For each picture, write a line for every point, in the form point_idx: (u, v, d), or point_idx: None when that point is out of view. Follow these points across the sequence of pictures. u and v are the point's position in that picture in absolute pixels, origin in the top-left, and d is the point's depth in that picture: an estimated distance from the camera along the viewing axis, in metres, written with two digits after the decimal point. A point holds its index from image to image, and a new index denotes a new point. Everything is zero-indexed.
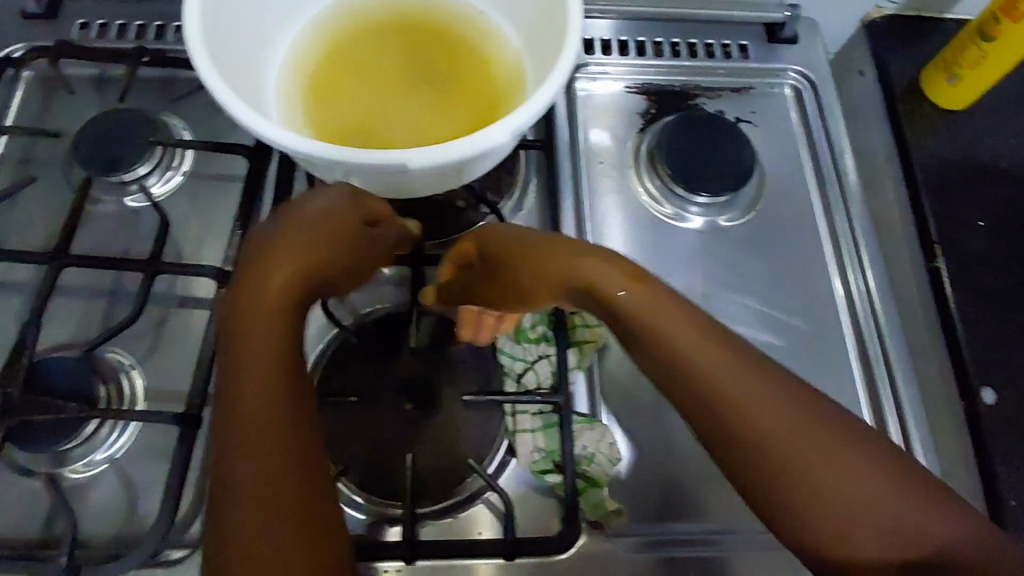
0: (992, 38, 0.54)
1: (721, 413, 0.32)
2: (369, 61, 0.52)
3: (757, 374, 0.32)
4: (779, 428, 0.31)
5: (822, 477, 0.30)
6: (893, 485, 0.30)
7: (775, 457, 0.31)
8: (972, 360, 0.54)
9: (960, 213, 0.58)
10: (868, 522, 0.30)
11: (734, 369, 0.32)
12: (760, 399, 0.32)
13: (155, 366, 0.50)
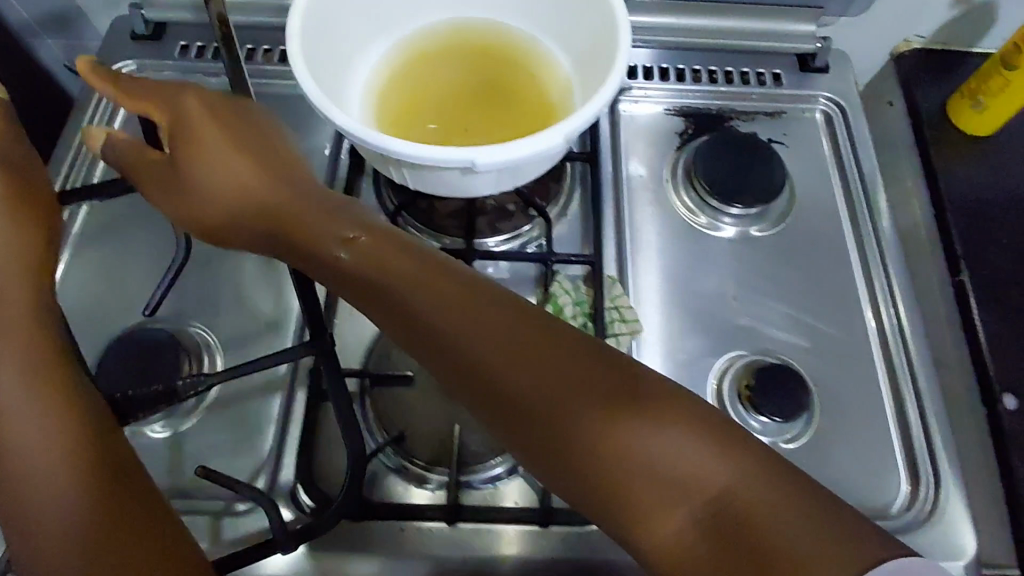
0: (1016, 66, 0.58)
1: (478, 369, 0.35)
2: (439, 78, 0.58)
3: (522, 325, 0.35)
4: (526, 382, 0.33)
5: (609, 444, 0.31)
6: (692, 459, 0.30)
7: (561, 430, 0.32)
8: (996, 371, 0.55)
9: (985, 230, 0.61)
10: (651, 487, 0.31)
11: (499, 338, 0.35)
12: (527, 364, 0.34)
13: (229, 337, 0.54)
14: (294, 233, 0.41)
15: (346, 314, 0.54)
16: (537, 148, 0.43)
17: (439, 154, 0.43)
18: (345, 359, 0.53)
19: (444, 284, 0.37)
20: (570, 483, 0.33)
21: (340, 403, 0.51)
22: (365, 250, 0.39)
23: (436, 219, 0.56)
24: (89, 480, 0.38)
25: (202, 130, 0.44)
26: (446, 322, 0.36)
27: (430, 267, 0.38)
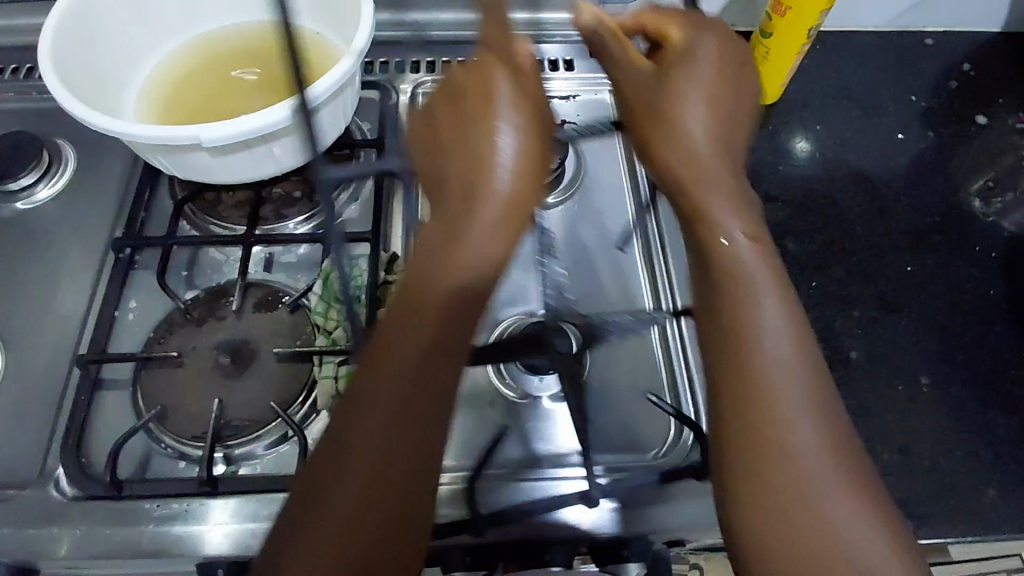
0: (769, 34, 0.62)
1: (739, 279, 0.36)
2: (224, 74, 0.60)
3: (762, 252, 0.37)
4: (772, 301, 0.35)
5: (781, 381, 0.34)
6: (804, 405, 0.34)
7: (746, 356, 0.35)
8: None
9: (763, 188, 0.63)
10: (766, 440, 0.33)
11: (759, 251, 0.37)
12: (773, 290, 0.36)
13: (13, 337, 0.54)
14: (646, 105, 0.40)
15: (127, 305, 0.54)
16: (253, 126, 0.46)
17: (157, 132, 0.45)
18: (123, 347, 0.53)
19: (712, 169, 0.38)
20: (731, 397, 0.35)
21: (116, 390, 0.51)
22: (699, 131, 0.38)
23: (222, 208, 0.58)
24: (449, 362, 0.36)
25: (496, 81, 0.39)
26: (711, 233, 0.37)
27: (694, 171, 0.38)
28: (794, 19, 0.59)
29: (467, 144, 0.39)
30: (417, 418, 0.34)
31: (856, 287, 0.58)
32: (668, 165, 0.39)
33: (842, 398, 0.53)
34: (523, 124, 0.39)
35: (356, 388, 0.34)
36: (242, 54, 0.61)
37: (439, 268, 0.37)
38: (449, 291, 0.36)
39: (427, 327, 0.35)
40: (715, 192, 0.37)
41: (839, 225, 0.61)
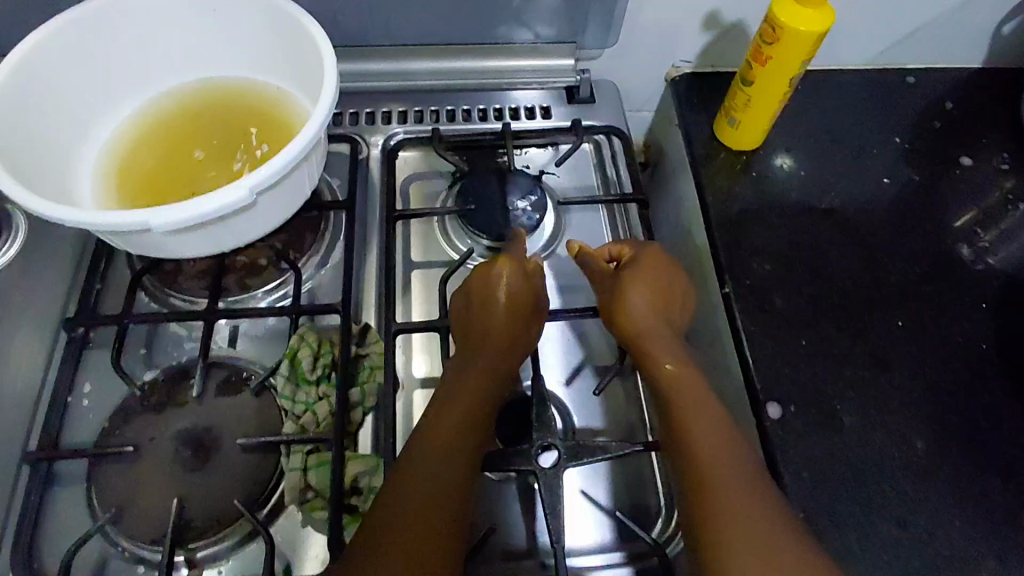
0: (751, 82, 0.59)
1: (679, 408, 0.50)
2: (178, 139, 0.57)
3: (687, 376, 0.52)
4: (704, 414, 0.49)
5: (728, 476, 0.46)
6: (739, 480, 0.46)
7: (699, 454, 0.47)
8: (762, 380, 0.54)
9: (749, 238, 0.61)
10: (721, 519, 0.44)
11: (689, 387, 0.51)
12: (708, 411, 0.50)
13: None
14: (614, 297, 0.56)
15: (82, 389, 0.51)
16: (217, 206, 0.43)
17: (108, 216, 0.41)
18: (76, 437, 0.49)
19: (652, 335, 0.54)
20: (699, 488, 0.45)
21: (69, 486, 0.48)
22: (647, 315, 0.55)
23: (182, 279, 0.54)
24: (469, 457, 0.47)
25: (477, 289, 0.55)
26: (663, 374, 0.52)
27: (649, 337, 0.54)
28: (776, 67, 0.57)
29: (482, 320, 0.53)
30: (453, 501, 0.44)
31: (847, 345, 0.56)
32: (627, 335, 0.55)
33: (838, 468, 0.52)
34: (517, 308, 0.54)
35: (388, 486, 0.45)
36: (195, 118, 0.57)
37: (468, 389, 0.50)
38: (467, 413, 0.49)
39: (468, 438, 0.47)
40: (655, 349, 0.53)
41: (827, 277, 0.60)
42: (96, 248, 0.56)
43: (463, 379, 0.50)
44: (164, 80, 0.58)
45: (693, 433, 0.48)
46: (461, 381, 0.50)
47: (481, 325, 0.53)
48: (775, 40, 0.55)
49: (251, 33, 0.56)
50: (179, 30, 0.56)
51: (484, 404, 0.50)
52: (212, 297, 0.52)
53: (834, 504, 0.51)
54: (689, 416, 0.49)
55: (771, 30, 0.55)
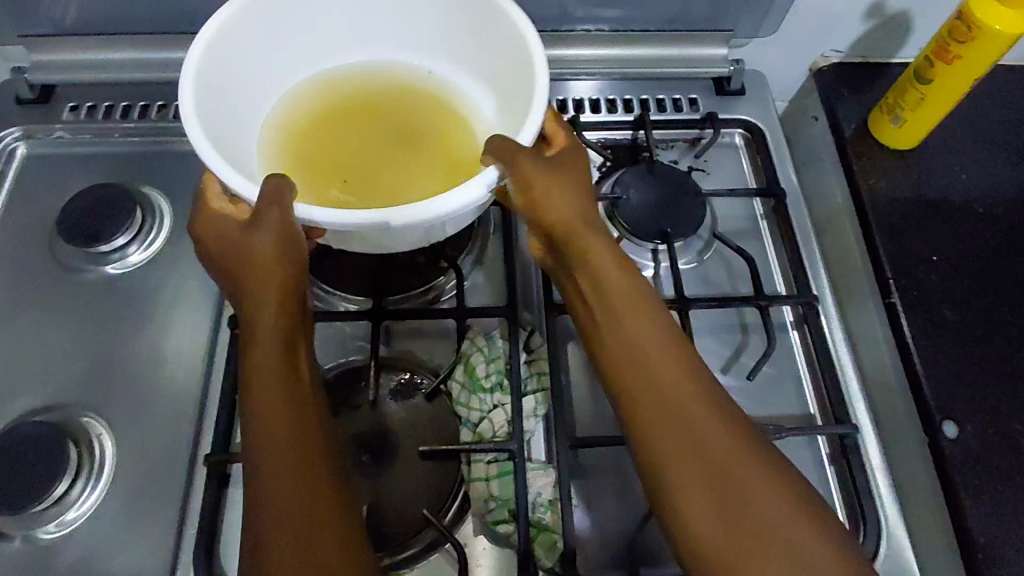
0: (929, 80, 0.57)
1: (657, 394, 0.38)
2: (365, 135, 0.53)
3: (678, 352, 0.39)
4: (692, 405, 0.37)
5: (719, 489, 0.35)
6: (703, 404, 0.37)
7: (692, 461, 0.36)
8: (936, 398, 0.53)
9: (910, 246, 0.59)
10: (738, 513, 0.34)
11: (666, 356, 0.39)
12: (685, 400, 0.37)
13: (126, 425, 0.51)
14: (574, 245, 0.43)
15: None
16: (456, 204, 0.40)
17: (349, 218, 0.39)
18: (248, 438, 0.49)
19: (621, 300, 0.41)
20: (709, 502, 0.35)
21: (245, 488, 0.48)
22: (608, 270, 0.42)
23: (341, 278, 0.53)
24: (301, 438, 0.39)
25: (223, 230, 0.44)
26: (614, 353, 0.40)
27: (628, 294, 0.41)
28: (963, 66, 0.54)
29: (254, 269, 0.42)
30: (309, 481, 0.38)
31: (1022, 363, 0.55)
32: (598, 293, 0.42)
33: (1019, 493, 0.50)
34: (269, 248, 0.42)
35: (267, 460, 0.38)
36: (366, 106, 0.55)
37: (261, 356, 0.40)
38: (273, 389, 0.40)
39: (288, 416, 0.39)
40: (616, 328, 0.40)
41: (996, 291, 0.57)
42: None
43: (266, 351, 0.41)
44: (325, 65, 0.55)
45: (635, 339, 0.39)
46: (266, 358, 0.41)
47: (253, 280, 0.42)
48: (968, 38, 0.53)
49: (432, 12, 0.52)
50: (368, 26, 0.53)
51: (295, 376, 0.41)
52: (378, 295, 0.51)
53: (1018, 529, 0.49)
54: (619, 333, 0.40)
55: (964, 27, 0.52)
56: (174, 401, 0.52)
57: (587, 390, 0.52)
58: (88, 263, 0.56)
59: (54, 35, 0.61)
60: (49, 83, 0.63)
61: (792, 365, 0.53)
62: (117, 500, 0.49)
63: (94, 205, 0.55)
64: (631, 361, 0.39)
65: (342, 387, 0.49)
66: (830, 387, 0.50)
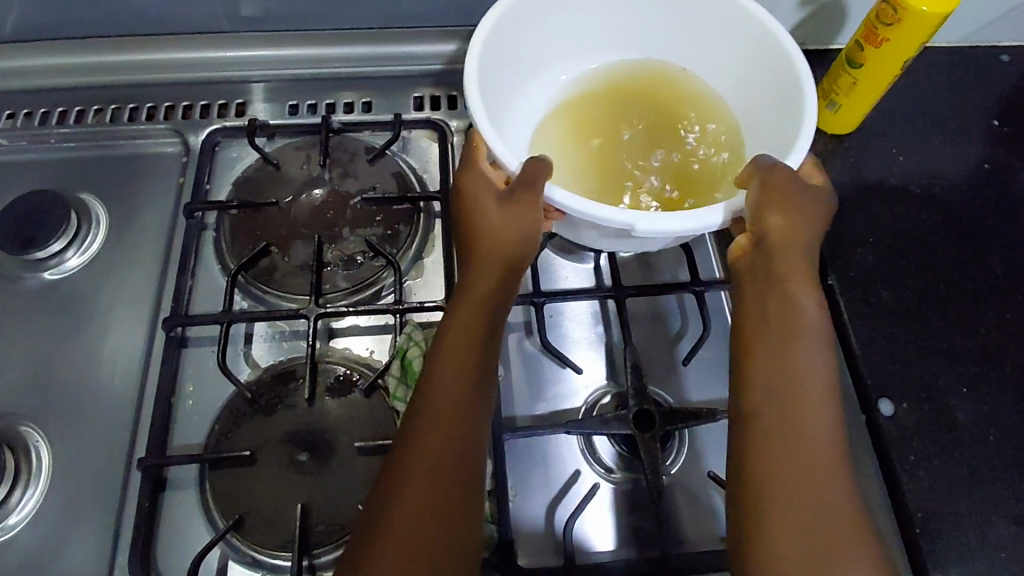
0: (859, 64, 0.57)
1: (796, 433, 0.40)
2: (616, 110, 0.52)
3: (829, 398, 0.41)
4: (828, 448, 0.39)
5: (841, 539, 0.37)
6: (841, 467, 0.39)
7: (822, 501, 0.38)
8: (872, 376, 0.54)
9: (848, 228, 0.60)
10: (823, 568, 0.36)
11: (828, 398, 0.41)
12: (827, 457, 0.39)
13: (63, 431, 0.51)
14: (783, 278, 0.44)
15: (186, 389, 0.50)
16: (695, 223, 0.40)
17: (599, 210, 0.40)
18: (185, 439, 0.49)
19: (780, 336, 0.42)
20: (807, 533, 0.37)
21: (181, 489, 0.48)
22: (810, 311, 0.43)
23: (279, 277, 0.53)
24: (455, 425, 0.41)
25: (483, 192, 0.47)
26: (769, 385, 0.41)
27: (800, 326, 0.43)
28: (891, 49, 0.55)
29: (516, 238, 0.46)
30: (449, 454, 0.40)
31: (956, 339, 0.55)
32: (774, 318, 0.43)
33: (953, 467, 0.51)
34: (522, 214, 0.45)
35: (405, 460, 0.39)
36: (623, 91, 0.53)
37: (457, 339, 0.43)
38: (467, 348, 0.43)
39: (451, 389, 0.42)
40: (802, 356, 0.42)
41: (933, 269, 0.58)
42: (187, 245, 0.55)
43: (450, 349, 0.43)
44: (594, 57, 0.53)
45: (801, 376, 0.41)
46: (450, 351, 0.43)
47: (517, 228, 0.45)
48: (894, 21, 0.53)
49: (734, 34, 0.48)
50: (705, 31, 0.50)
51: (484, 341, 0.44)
52: (315, 293, 0.51)
53: (954, 502, 0.50)
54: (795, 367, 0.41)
55: (890, 10, 0.53)
56: (113, 405, 0.51)
57: (529, 381, 0.52)
58: (24, 269, 0.55)
59: None
60: None
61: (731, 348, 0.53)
62: (54, 507, 0.48)
63: (27, 210, 0.55)
64: (779, 396, 0.41)
65: (278, 383, 0.49)
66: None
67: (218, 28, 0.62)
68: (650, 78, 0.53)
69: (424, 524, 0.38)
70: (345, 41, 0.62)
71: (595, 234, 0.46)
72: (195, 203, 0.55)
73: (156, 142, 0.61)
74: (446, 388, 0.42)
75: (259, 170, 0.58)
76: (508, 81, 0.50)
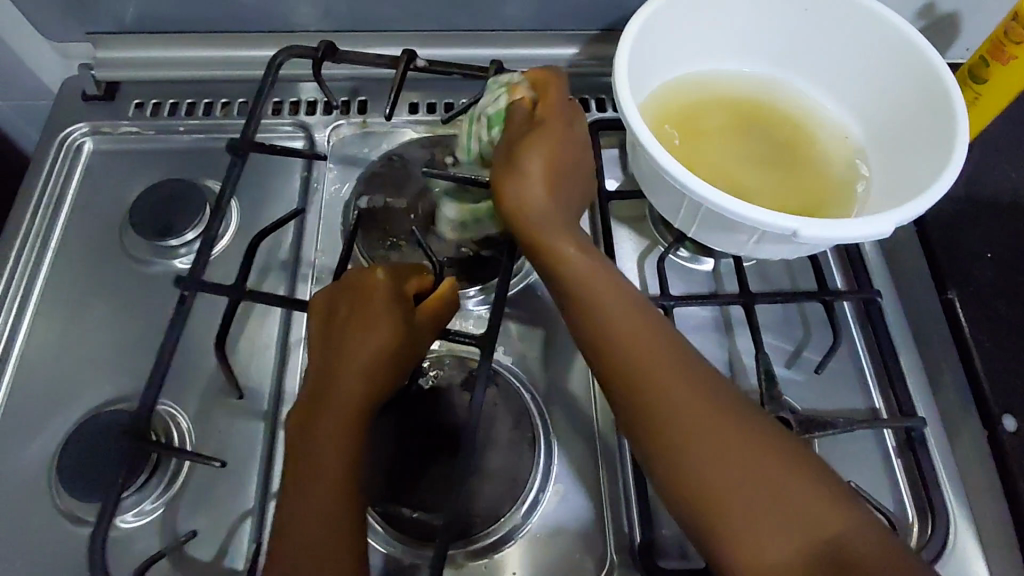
0: (984, 80, 0.58)
1: (677, 438, 0.39)
2: (755, 112, 0.54)
3: (688, 383, 0.40)
4: (705, 430, 0.38)
5: (709, 439, 0.38)
6: (676, 377, 0.40)
7: (718, 490, 0.37)
8: (994, 393, 0.54)
9: (964, 243, 0.60)
10: (702, 477, 0.37)
11: (680, 383, 0.40)
12: (663, 374, 0.40)
13: (201, 416, 0.52)
14: (568, 282, 0.45)
15: None
16: (854, 234, 0.41)
17: (760, 214, 0.42)
18: None
19: (613, 340, 0.42)
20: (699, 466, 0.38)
21: None
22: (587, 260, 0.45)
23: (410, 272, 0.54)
24: (353, 499, 0.41)
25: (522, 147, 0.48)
26: (605, 333, 0.42)
27: (625, 347, 0.42)
28: (1018, 67, 0.55)
29: (343, 354, 0.45)
30: (347, 512, 0.40)
31: None
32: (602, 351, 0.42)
33: None
34: (390, 307, 0.46)
35: (299, 504, 0.40)
36: (767, 103, 0.55)
37: (338, 404, 0.43)
38: (336, 425, 0.42)
39: (332, 450, 0.41)
40: (606, 302, 0.43)
41: None
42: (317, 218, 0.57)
43: (335, 412, 0.43)
44: (734, 58, 0.55)
45: (602, 316, 0.43)
46: (337, 415, 0.43)
47: (351, 341, 0.45)
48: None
49: (898, 78, 0.50)
50: (867, 70, 0.52)
51: (360, 435, 0.43)
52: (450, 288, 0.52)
53: None
54: (603, 312, 0.43)
55: (1021, 29, 0.53)
56: (249, 393, 0.53)
57: None
58: (157, 256, 0.57)
59: (119, 32, 0.63)
60: (113, 80, 0.64)
61: (855, 359, 0.54)
62: (192, 489, 0.49)
63: (166, 201, 0.56)
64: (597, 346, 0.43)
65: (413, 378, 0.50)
66: (895, 380, 0.51)
67: (340, 26, 0.63)
68: (796, 103, 0.55)
69: (339, 554, 0.39)
70: (466, 42, 0.64)
71: (738, 239, 0.47)
72: (245, 141, 0.54)
73: (278, 135, 0.63)
74: (335, 453, 0.41)
75: (383, 165, 0.59)
76: (658, 62, 0.52)
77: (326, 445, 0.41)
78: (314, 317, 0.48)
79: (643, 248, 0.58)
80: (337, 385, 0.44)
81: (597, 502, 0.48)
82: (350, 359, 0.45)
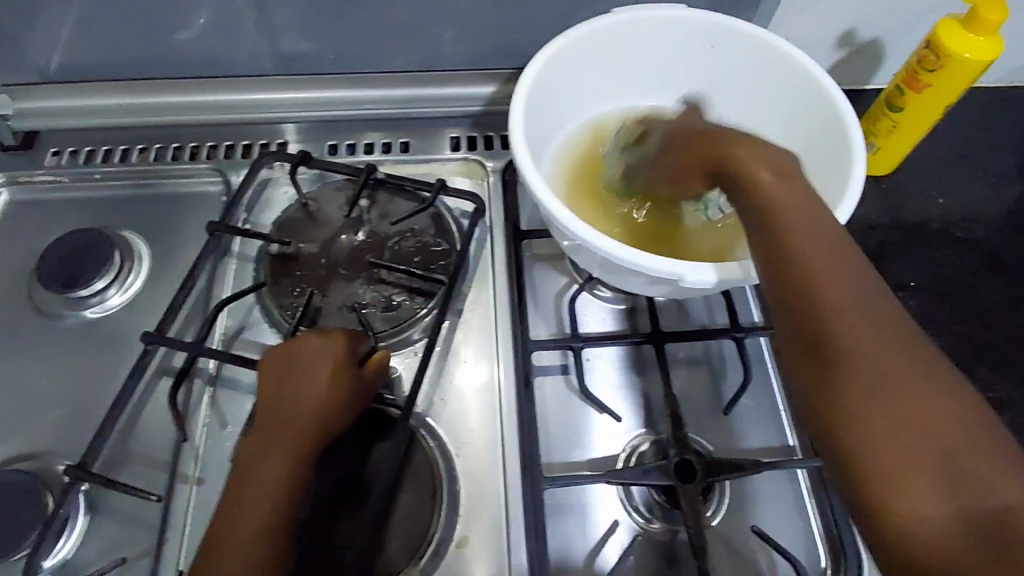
0: (900, 108, 0.57)
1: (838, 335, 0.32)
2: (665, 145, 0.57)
3: (892, 321, 0.32)
4: (910, 383, 0.30)
5: (901, 376, 0.30)
6: (879, 306, 0.33)
7: (896, 431, 0.29)
8: None
9: (890, 272, 0.59)
10: (873, 419, 0.30)
11: (874, 310, 0.33)
12: (860, 296, 0.33)
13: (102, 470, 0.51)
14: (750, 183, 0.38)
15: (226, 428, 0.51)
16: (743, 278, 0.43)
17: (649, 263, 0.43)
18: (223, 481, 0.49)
19: (822, 260, 0.34)
20: (873, 404, 0.30)
21: None
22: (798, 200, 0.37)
23: (321, 317, 0.53)
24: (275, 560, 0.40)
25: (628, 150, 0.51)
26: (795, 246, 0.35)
27: (823, 262, 0.34)
28: (933, 94, 0.54)
29: (286, 409, 0.45)
30: (274, 557, 0.40)
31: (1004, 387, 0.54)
32: (777, 268, 0.35)
33: None
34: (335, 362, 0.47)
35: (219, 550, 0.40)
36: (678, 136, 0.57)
37: (269, 458, 0.43)
38: (277, 476, 0.42)
39: (267, 500, 0.41)
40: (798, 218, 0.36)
41: (976, 318, 0.57)
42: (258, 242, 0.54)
43: (264, 466, 0.43)
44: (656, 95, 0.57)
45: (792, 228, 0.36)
46: (268, 470, 0.42)
47: (284, 396, 0.45)
48: (936, 67, 0.53)
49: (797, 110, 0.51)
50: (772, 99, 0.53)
51: (296, 486, 0.43)
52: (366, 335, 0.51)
53: None
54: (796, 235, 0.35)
55: (932, 57, 0.53)
56: (153, 443, 0.51)
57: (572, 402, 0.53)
58: (66, 308, 0.56)
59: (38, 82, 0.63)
60: (32, 129, 0.64)
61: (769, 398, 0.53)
62: (89, 546, 0.48)
63: (73, 250, 0.56)
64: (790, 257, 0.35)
65: None
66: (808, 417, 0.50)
67: (261, 71, 0.64)
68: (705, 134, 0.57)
69: None
70: (388, 83, 0.65)
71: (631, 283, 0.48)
72: (218, 224, 0.55)
73: (201, 181, 0.62)
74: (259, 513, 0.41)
75: (293, 213, 0.58)
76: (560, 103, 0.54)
77: (255, 496, 0.42)
78: (264, 371, 0.47)
79: (562, 284, 0.58)
80: (273, 442, 0.44)
81: (502, 547, 0.47)
82: (284, 420, 0.45)
